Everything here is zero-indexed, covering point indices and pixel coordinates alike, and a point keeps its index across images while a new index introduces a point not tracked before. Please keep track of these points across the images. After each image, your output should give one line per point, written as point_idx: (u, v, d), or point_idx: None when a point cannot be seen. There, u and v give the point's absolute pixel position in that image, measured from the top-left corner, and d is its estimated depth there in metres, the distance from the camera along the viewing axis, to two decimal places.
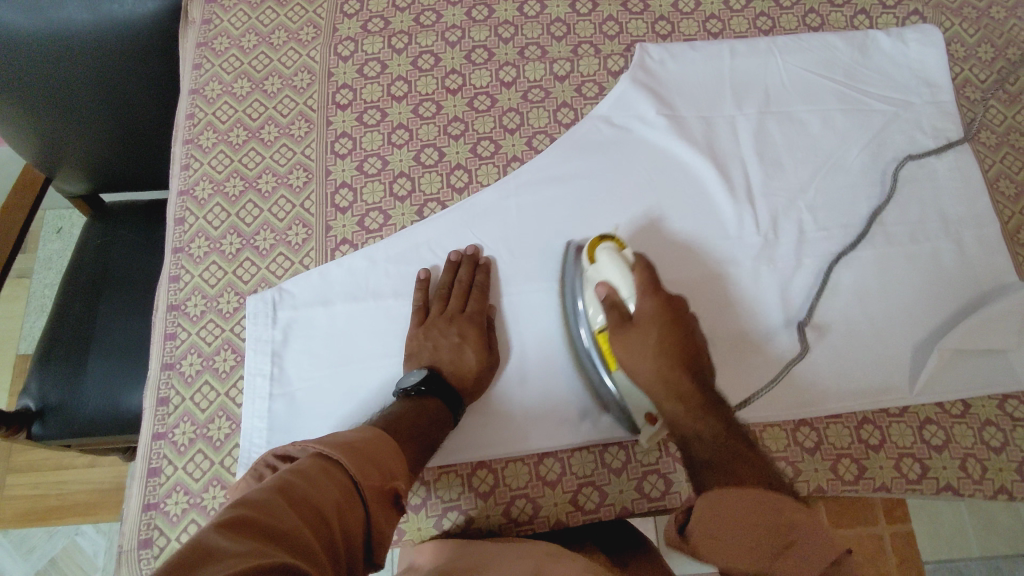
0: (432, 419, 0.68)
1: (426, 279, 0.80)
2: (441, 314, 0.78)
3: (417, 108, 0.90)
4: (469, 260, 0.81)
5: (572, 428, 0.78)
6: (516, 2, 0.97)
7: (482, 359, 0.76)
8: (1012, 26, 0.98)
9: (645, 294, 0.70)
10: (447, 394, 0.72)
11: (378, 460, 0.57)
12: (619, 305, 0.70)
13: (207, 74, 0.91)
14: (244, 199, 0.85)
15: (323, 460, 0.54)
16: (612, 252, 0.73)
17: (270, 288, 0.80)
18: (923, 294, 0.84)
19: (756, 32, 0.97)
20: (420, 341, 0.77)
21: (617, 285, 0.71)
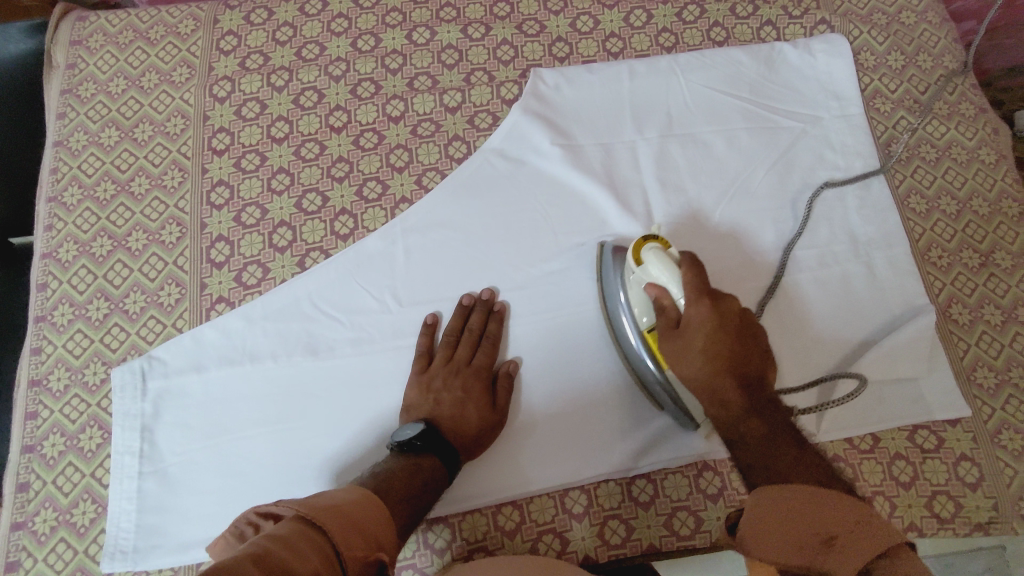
0: (427, 479, 0.66)
1: (434, 324, 0.78)
2: (444, 365, 0.76)
3: (298, 150, 0.85)
4: (485, 304, 0.79)
5: (469, 488, 0.75)
6: (405, 30, 0.91)
7: (485, 416, 0.73)
8: (922, 31, 0.95)
9: (697, 301, 0.64)
10: (445, 451, 0.69)
11: (363, 528, 0.55)
12: (669, 309, 0.66)
13: (71, 125, 0.86)
14: (112, 259, 0.80)
15: (304, 524, 0.52)
16: (658, 253, 0.67)
17: (138, 357, 0.76)
18: (834, 320, 0.80)
19: (658, 50, 0.93)
20: (424, 393, 0.74)
21: (668, 289, 0.65)
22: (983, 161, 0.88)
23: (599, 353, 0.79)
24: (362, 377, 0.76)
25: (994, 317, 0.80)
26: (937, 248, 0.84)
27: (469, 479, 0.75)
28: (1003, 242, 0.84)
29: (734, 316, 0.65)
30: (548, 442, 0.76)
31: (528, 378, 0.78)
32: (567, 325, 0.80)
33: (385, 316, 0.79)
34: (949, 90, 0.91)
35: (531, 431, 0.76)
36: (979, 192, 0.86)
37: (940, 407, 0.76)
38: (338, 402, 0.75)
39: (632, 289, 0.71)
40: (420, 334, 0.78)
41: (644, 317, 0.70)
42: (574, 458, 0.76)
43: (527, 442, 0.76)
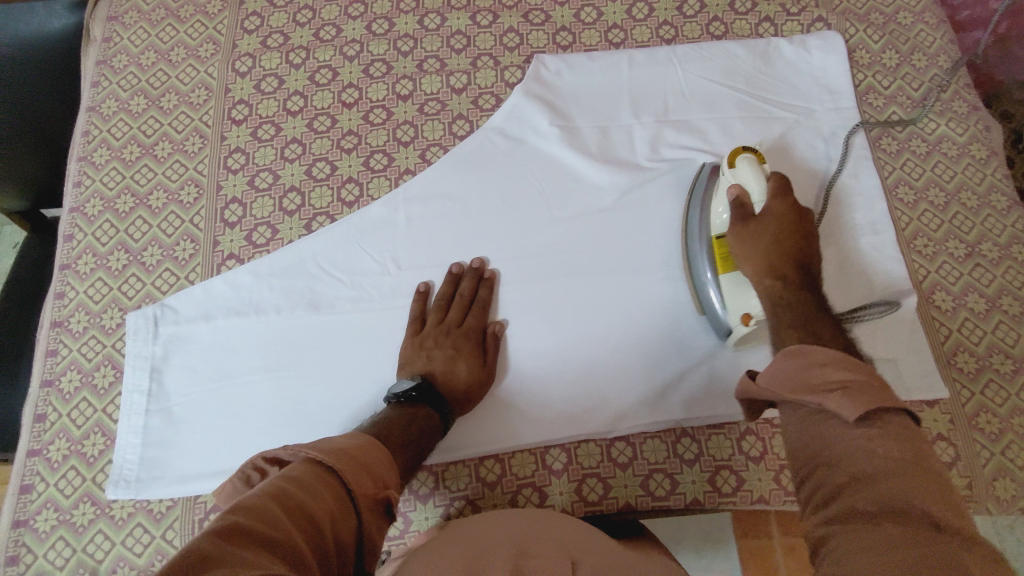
0: (422, 429, 0.70)
1: (425, 292, 0.82)
2: (437, 327, 0.80)
3: (311, 123, 0.91)
4: (474, 273, 0.83)
5: (451, 439, 0.79)
6: (417, 16, 0.97)
7: (474, 372, 0.78)
8: (918, 31, 0.97)
9: (776, 197, 0.72)
10: (437, 404, 0.74)
11: (371, 469, 0.60)
12: (747, 203, 0.73)
13: (104, 92, 0.93)
14: (133, 215, 0.86)
15: (317, 467, 0.56)
16: (751, 162, 0.75)
17: (152, 304, 0.81)
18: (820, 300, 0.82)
19: (658, 42, 0.97)
20: (415, 351, 0.78)
21: (751, 188, 0.74)
22: (973, 156, 0.89)
23: (579, 319, 0.82)
24: (358, 333, 0.80)
25: (978, 306, 0.81)
26: (923, 237, 0.86)
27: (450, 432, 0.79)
28: (990, 234, 0.85)
29: (805, 224, 0.72)
30: (536, 397, 0.80)
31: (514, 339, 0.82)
32: (551, 295, 0.83)
33: (384, 278, 0.83)
34: (942, 88, 0.93)
35: (512, 389, 0.80)
36: (968, 186, 0.88)
37: (921, 386, 0.77)
38: (334, 354, 0.79)
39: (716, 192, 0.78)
40: (413, 299, 0.82)
41: (723, 215, 0.76)
42: (559, 415, 0.79)
43: (517, 397, 0.80)
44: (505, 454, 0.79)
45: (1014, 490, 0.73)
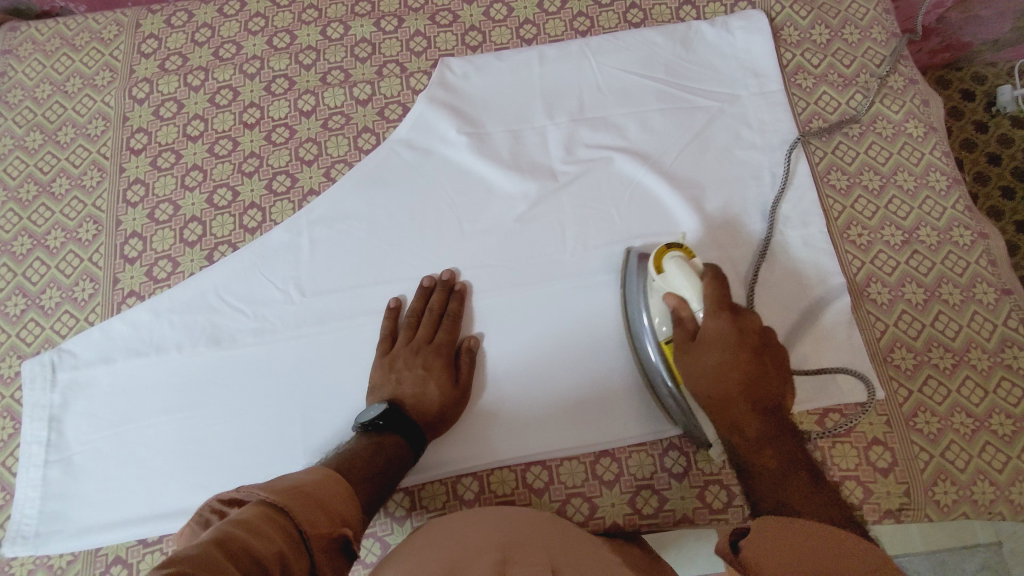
0: (389, 457, 0.66)
1: (396, 308, 0.78)
2: (407, 346, 0.76)
3: (212, 147, 0.88)
4: (444, 285, 0.78)
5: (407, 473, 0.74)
6: (319, 26, 0.93)
7: (447, 391, 0.73)
8: (850, 3, 0.91)
9: (715, 312, 0.62)
10: (407, 429, 0.69)
11: (327, 506, 0.55)
12: (687, 320, 0.64)
13: (0, 130, 0.90)
14: (31, 257, 0.83)
15: (268, 508, 0.51)
16: (680, 262, 0.65)
17: (50, 349, 0.78)
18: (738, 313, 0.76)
19: (573, 34, 0.92)
20: (385, 373, 0.74)
21: (687, 297, 0.64)
22: (910, 134, 0.84)
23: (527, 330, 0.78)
24: (261, 367, 0.77)
25: (916, 296, 0.76)
26: (857, 226, 0.80)
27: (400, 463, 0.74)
28: (929, 218, 0.80)
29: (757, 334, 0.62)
30: (471, 423, 0.75)
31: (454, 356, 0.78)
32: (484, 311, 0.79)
33: (288, 307, 0.79)
34: (875, 63, 0.88)
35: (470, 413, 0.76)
36: (904, 167, 0.82)
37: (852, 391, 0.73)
38: (238, 390, 0.76)
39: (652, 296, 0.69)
40: (384, 317, 0.78)
41: (663, 326, 0.67)
42: (488, 443, 0.74)
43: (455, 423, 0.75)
44: (418, 485, 0.74)
45: (954, 493, 0.69)
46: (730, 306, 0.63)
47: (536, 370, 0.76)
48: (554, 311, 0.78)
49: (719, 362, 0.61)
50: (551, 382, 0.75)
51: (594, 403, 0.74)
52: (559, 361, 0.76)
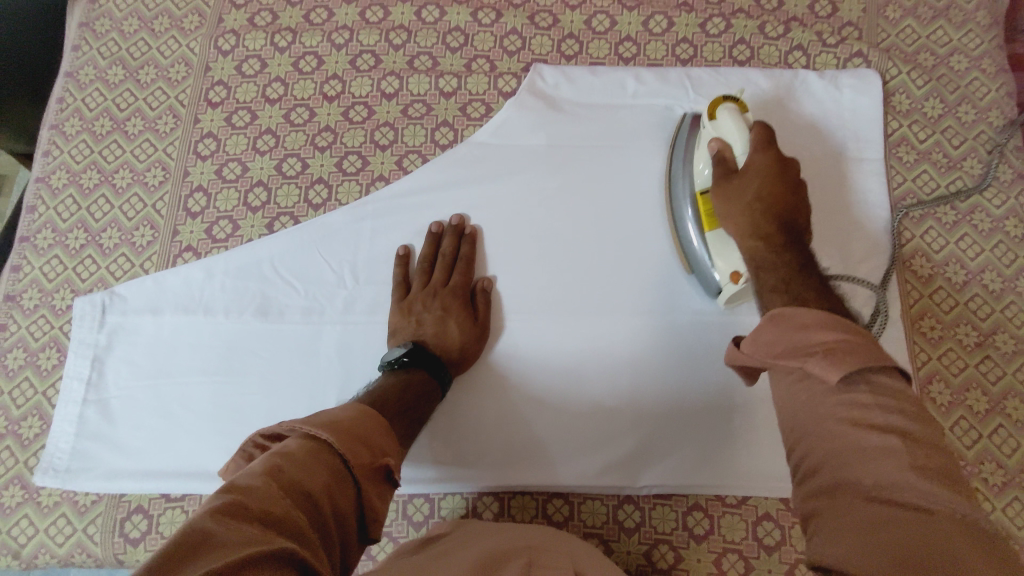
0: (417, 394, 0.67)
1: (406, 256, 0.79)
2: (423, 290, 0.77)
3: (289, 114, 0.86)
4: (455, 230, 0.79)
5: (427, 465, 0.74)
6: (415, 7, 0.90)
7: (467, 331, 0.74)
8: (971, 79, 0.85)
9: (758, 151, 0.66)
10: (431, 366, 0.71)
11: (367, 439, 0.53)
12: (729, 159, 0.67)
13: (84, 58, 0.90)
14: (97, 193, 0.84)
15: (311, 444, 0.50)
16: (733, 112, 0.68)
17: (103, 290, 0.79)
18: (807, 153, 0.82)
19: (673, 61, 0.88)
20: (404, 316, 0.75)
21: (733, 143, 0.67)
22: (1007, 233, 0.79)
23: (571, 356, 0.76)
24: (303, 347, 0.76)
25: (978, 404, 0.73)
26: (931, 318, 0.77)
27: (427, 457, 0.74)
28: (1009, 324, 0.76)
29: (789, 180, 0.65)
30: (478, 445, 0.74)
31: (499, 360, 0.76)
32: (530, 327, 0.77)
33: (339, 290, 0.79)
34: (985, 149, 0.82)
35: (501, 419, 0.74)
36: (994, 265, 0.78)
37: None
38: (277, 364, 0.76)
39: (699, 146, 0.73)
40: (394, 263, 0.79)
41: (704, 171, 0.71)
42: (500, 464, 0.73)
43: (452, 447, 0.74)
44: (436, 493, 0.74)
45: None
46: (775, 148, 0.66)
47: (553, 403, 0.75)
48: (596, 347, 0.76)
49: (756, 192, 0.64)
50: (560, 417, 0.74)
51: (611, 448, 0.73)
52: (595, 387, 0.75)
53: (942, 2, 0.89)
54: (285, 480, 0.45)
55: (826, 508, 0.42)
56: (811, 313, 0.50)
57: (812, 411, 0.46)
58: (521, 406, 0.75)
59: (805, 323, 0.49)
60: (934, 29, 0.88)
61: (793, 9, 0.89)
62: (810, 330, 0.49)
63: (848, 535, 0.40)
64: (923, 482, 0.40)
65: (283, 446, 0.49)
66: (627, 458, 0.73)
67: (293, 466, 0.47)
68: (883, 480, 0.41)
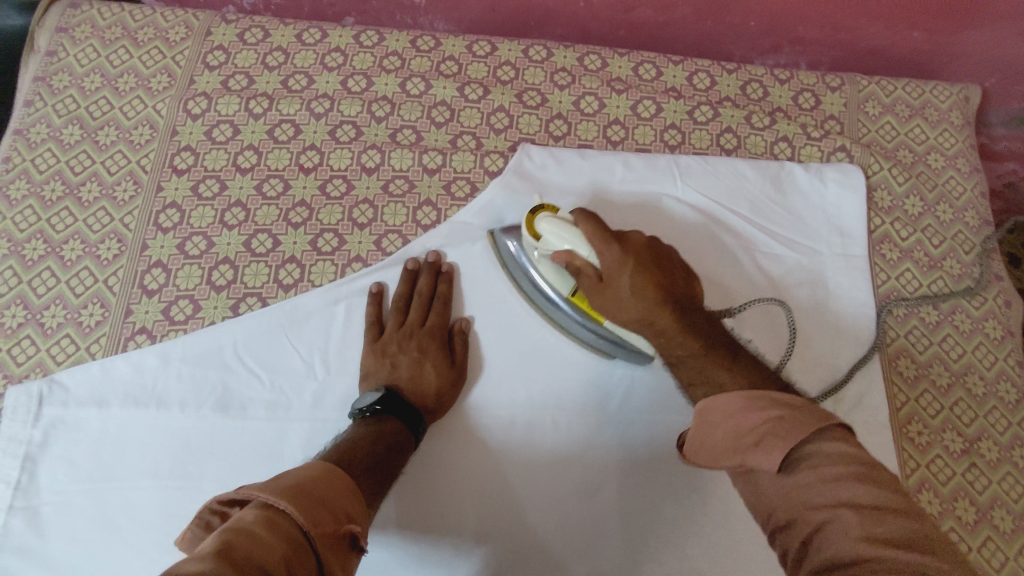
0: (390, 446, 0.63)
1: (379, 294, 0.76)
2: (398, 331, 0.74)
3: (261, 185, 0.81)
4: (432, 267, 0.77)
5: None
6: (400, 78, 0.87)
7: (443, 375, 0.72)
8: (948, 178, 0.87)
9: (604, 247, 0.61)
10: (405, 414, 0.68)
11: (329, 504, 0.49)
12: (586, 268, 0.62)
13: (36, 114, 0.83)
14: (41, 265, 0.76)
15: (266, 513, 0.45)
16: (551, 221, 0.65)
17: (41, 378, 0.72)
18: (654, 224, 0.81)
19: (661, 147, 0.87)
20: (378, 358, 0.73)
21: (576, 249, 0.63)
22: (986, 334, 0.80)
23: (554, 458, 0.73)
24: (265, 448, 0.70)
25: (966, 514, 0.72)
26: (917, 422, 0.76)
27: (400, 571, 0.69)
28: (991, 429, 0.76)
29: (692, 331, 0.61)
30: (454, 558, 0.70)
31: (479, 463, 0.72)
32: (512, 427, 0.74)
33: (308, 381, 0.73)
34: (964, 249, 0.84)
35: (479, 528, 0.70)
36: (975, 368, 0.78)
37: None
38: (236, 466, 0.69)
39: (541, 261, 0.70)
40: (367, 301, 0.76)
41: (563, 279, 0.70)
42: (475, 552, 0.70)
43: (427, 523, 0.70)
44: None
45: None
46: (616, 237, 0.62)
47: (538, 495, 0.72)
48: (579, 451, 0.73)
49: (632, 284, 0.59)
50: (544, 510, 0.71)
51: (590, 554, 0.70)
52: (578, 494, 0.72)
53: (919, 99, 0.91)
54: (240, 557, 0.40)
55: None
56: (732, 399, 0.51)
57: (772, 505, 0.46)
58: (507, 490, 0.72)
59: (729, 410, 0.51)
60: (913, 126, 0.89)
61: (778, 99, 0.90)
62: (737, 416, 0.50)
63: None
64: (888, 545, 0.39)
65: (236, 519, 0.44)
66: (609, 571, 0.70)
67: (249, 540, 0.42)
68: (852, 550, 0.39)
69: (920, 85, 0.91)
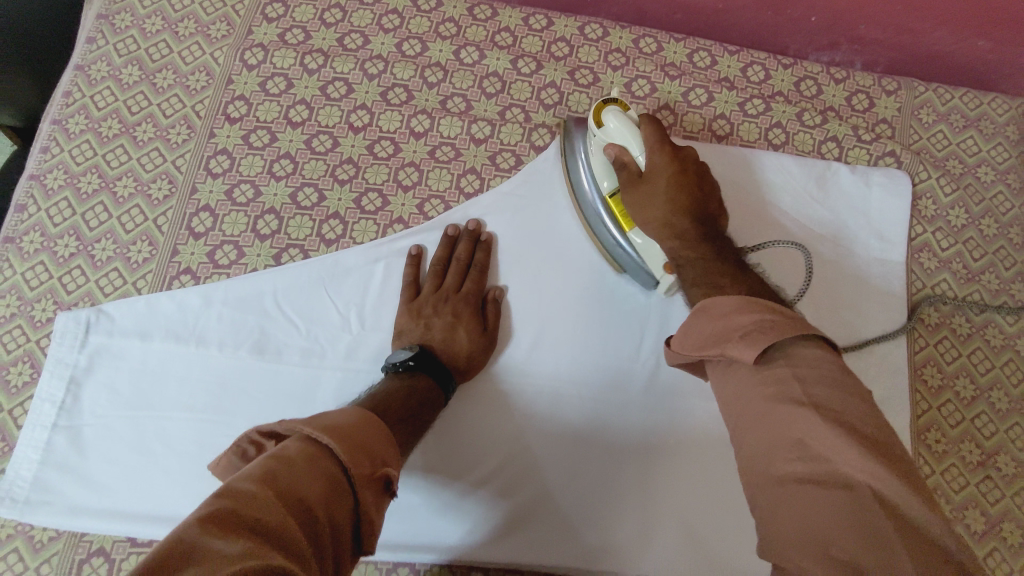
0: (423, 400, 0.65)
1: (418, 256, 0.78)
2: (433, 294, 0.76)
3: (310, 140, 0.82)
4: (471, 235, 0.78)
5: (417, 533, 0.71)
6: (454, 45, 0.87)
7: (475, 340, 0.74)
8: (997, 192, 0.86)
9: (655, 153, 0.66)
10: (437, 371, 0.69)
11: (370, 448, 0.49)
12: (631, 165, 0.68)
13: (97, 52, 0.85)
14: (95, 199, 0.79)
15: (310, 447, 0.46)
16: (618, 115, 0.69)
17: (89, 307, 0.74)
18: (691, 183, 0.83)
19: (708, 136, 0.86)
20: (411, 319, 0.74)
21: (630, 146, 0.68)
22: (1017, 352, 0.80)
23: (576, 430, 0.75)
24: (298, 392, 0.73)
25: (976, 524, 0.73)
26: (936, 431, 0.77)
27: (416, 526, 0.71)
28: (1011, 445, 0.76)
29: None
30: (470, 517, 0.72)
31: (503, 430, 0.74)
32: (539, 395, 0.75)
33: (343, 334, 0.75)
34: (1004, 265, 0.83)
35: (499, 488, 0.72)
36: (1002, 384, 0.78)
37: None
38: (269, 408, 0.72)
39: (595, 151, 0.73)
40: (405, 263, 0.78)
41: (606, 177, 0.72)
42: (490, 514, 0.72)
43: (448, 476, 0.73)
44: (421, 563, 0.71)
45: None
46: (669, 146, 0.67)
47: (559, 463, 0.73)
48: (601, 424, 0.75)
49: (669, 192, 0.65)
50: (563, 477, 0.73)
51: (603, 527, 0.72)
52: (598, 466, 0.74)
53: (975, 111, 0.89)
54: (280, 489, 0.41)
55: (766, 493, 0.43)
56: (729, 300, 0.52)
57: (747, 401, 0.47)
58: (529, 454, 0.74)
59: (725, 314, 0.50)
60: (965, 137, 0.88)
61: (831, 99, 0.89)
62: (730, 316, 0.50)
63: (804, 526, 0.40)
64: (867, 460, 0.41)
65: (282, 449, 0.45)
66: (620, 543, 0.72)
67: (292, 472, 0.43)
68: (828, 456, 0.41)
69: (978, 96, 0.90)
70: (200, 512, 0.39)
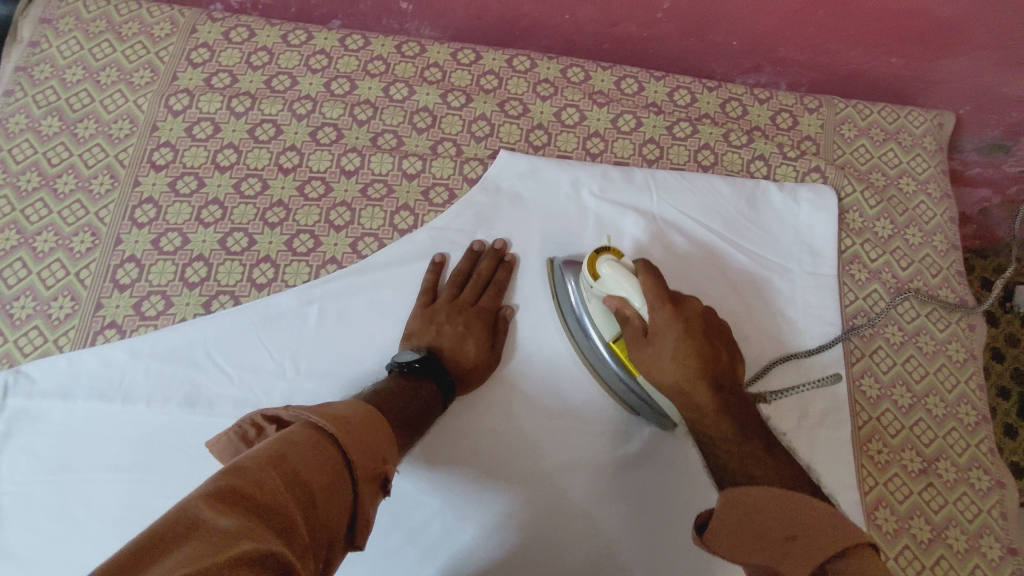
0: (426, 403, 0.65)
1: (441, 264, 0.79)
2: (449, 304, 0.76)
3: (239, 184, 0.81)
4: (495, 253, 0.80)
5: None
6: (383, 83, 0.87)
7: (483, 352, 0.74)
8: (919, 202, 0.89)
9: (658, 304, 0.62)
10: (440, 378, 0.70)
11: (372, 443, 0.50)
12: (632, 316, 0.64)
13: (16, 104, 0.83)
14: (14, 256, 0.76)
15: (317, 434, 0.47)
16: (613, 265, 0.65)
17: (8, 369, 0.72)
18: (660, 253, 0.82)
19: (639, 161, 0.88)
20: (426, 323, 0.75)
21: (629, 296, 0.64)
22: (949, 357, 0.82)
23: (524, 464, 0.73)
24: None
25: (922, 533, 0.74)
26: (878, 441, 0.77)
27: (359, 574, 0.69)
28: (950, 451, 0.77)
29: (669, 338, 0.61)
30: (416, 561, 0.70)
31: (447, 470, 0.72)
32: (484, 429, 0.74)
33: (277, 381, 0.73)
34: (931, 272, 0.85)
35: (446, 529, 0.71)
36: (937, 390, 0.80)
37: None
38: (199, 462, 0.69)
39: (593, 301, 0.70)
40: (427, 270, 0.79)
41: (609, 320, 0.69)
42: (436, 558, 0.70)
43: (393, 520, 0.71)
44: None
45: None
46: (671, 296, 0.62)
47: (512, 497, 0.72)
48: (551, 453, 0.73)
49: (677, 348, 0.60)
50: (516, 511, 0.71)
51: (584, 538, 0.71)
52: (548, 496, 0.72)
53: (894, 124, 0.92)
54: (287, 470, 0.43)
55: None
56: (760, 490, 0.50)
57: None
58: (480, 489, 0.72)
59: (758, 502, 0.49)
60: (886, 150, 0.91)
61: (756, 119, 0.91)
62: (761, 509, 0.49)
63: None
64: None
65: (289, 432, 0.47)
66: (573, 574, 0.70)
67: (297, 456, 0.44)
68: None
69: (896, 110, 0.93)
70: (207, 485, 0.40)
